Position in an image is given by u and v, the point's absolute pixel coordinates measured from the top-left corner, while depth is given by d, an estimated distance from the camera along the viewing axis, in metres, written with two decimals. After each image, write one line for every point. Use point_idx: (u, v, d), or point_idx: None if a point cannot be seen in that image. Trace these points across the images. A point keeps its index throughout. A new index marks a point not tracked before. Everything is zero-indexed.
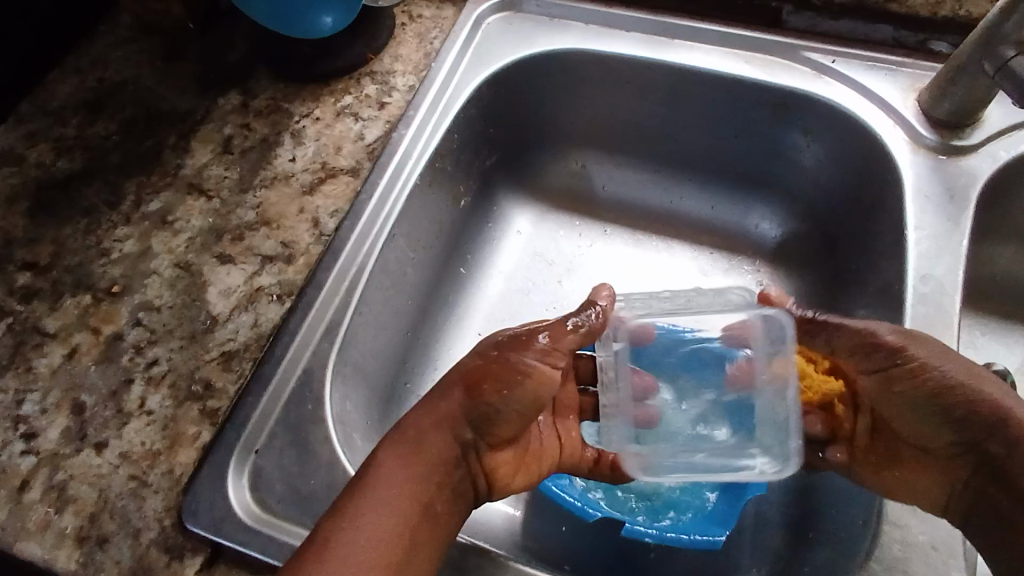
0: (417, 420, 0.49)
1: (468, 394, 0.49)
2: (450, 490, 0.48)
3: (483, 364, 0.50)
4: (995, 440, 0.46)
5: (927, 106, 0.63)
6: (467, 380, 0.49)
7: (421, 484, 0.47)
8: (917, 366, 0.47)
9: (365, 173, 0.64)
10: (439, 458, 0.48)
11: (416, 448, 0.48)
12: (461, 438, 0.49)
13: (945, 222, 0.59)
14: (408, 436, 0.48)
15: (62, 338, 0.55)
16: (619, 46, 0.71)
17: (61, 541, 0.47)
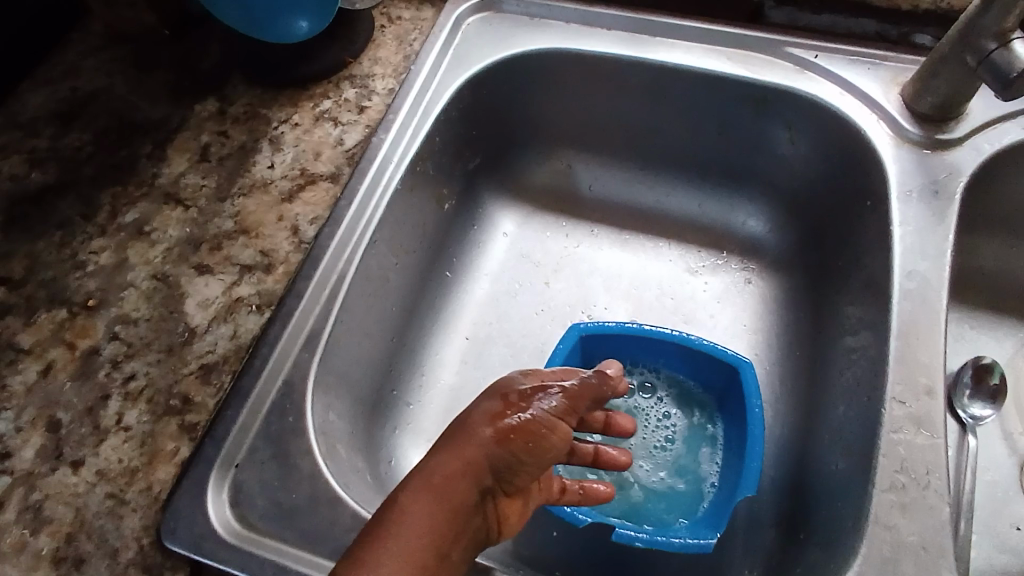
0: (442, 466, 0.45)
1: (499, 442, 0.46)
2: (466, 540, 0.45)
3: (511, 416, 0.47)
4: None
5: (910, 100, 0.62)
6: (497, 426, 0.47)
7: (441, 533, 0.43)
8: None
9: (345, 179, 0.63)
10: (459, 506, 0.44)
11: (438, 496, 0.44)
12: (482, 486, 0.46)
13: (931, 217, 0.59)
14: (432, 482, 0.44)
15: (37, 354, 0.54)
16: (599, 45, 0.70)
17: (36, 563, 0.46)
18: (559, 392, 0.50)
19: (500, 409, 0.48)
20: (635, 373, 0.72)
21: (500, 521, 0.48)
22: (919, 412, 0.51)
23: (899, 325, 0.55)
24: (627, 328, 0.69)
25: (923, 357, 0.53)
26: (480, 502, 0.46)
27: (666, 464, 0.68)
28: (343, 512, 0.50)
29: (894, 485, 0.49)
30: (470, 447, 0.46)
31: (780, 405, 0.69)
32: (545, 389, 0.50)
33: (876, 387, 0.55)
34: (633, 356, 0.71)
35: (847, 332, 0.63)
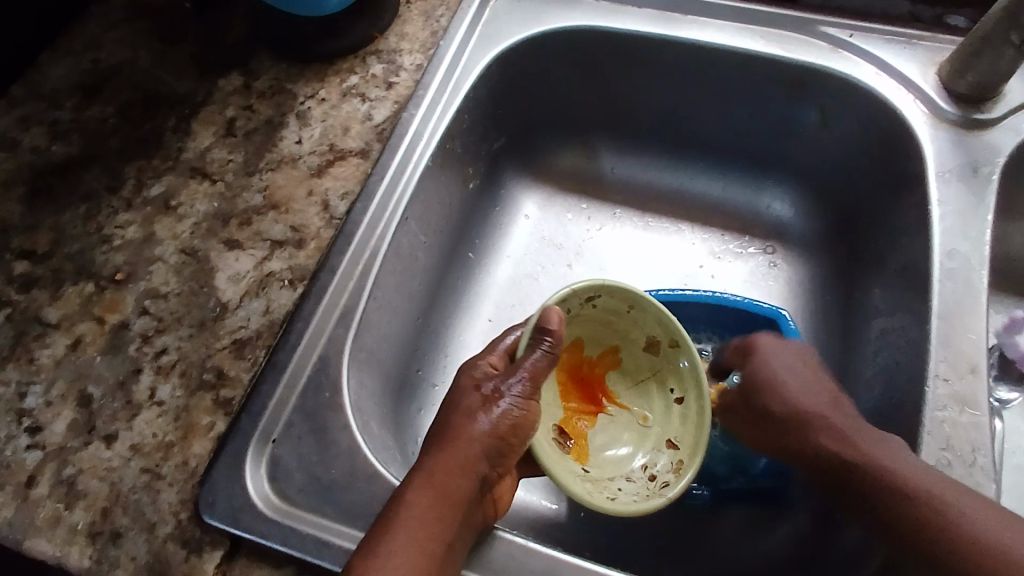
0: (439, 462, 0.46)
1: (487, 432, 0.47)
2: (469, 525, 0.46)
3: (485, 406, 0.48)
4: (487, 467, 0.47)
5: (948, 79, 0.62)
6: (479, 419, 0.47)
7: (444, 523, 0.44)
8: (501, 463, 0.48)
9: (375, 155, 0.62)
10: (458, 498, 0.45)
11: (438, 490, 0.45)
12: (478, 476, 0.47)
13: (969, 197, 0.58)
14: (431, 477, 0.45)
15: (65, 328, 0.53)
16: (631, 23, 0.68)
17: (72, 537, 0.46)
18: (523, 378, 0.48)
19: (479, 403, 0.48)
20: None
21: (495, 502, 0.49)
22: (962, 390, 0.51)
23: (940, 305, 0.54)
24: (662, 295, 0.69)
25: (965, 338, 0.53)
26: (478, 491, 0.47)
27: None
28: (383, 487, 0.49)
29: (940, 463, 0.49)
30: (462, 440, 0.47)
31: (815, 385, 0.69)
32: (511, 372, 0.49)
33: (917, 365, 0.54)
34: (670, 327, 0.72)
35: (879, 314, 0.63)
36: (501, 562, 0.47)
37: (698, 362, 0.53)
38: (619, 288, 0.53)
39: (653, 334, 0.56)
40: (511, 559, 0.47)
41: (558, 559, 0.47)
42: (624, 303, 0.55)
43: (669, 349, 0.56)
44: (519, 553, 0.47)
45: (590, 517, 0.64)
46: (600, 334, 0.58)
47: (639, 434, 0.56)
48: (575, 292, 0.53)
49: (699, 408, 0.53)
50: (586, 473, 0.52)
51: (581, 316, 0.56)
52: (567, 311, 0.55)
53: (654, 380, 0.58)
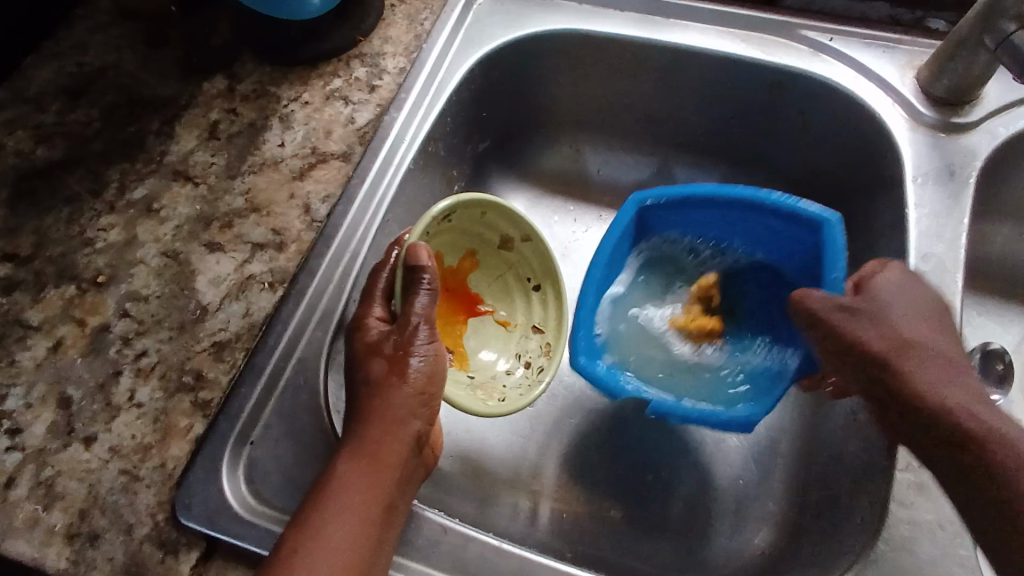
0: (369, 430, 0.47)
1: (409, 392, 0.48)
2: (406, 484, 0.48)
3: (392, 367, 0.48)
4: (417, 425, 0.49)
5: (925, 83, 0.62)
6: (398, 381, 0.48)
7: (383, 488, 0.45)
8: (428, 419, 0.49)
9: (357, 158, 0.63)
10: (395, 460, 0.47)
11: (371, 457, 0.46)
12: (410, 436, 0.48)
13: (946, 200, 0.58)
14: (364, 446, 0.46)
15: (46, 331, 0.53)
16: (612, 27, 0.69)
17: (50, 538, 0.46)
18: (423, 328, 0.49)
19: (389, 368, 0.48)
20: (702, 240, 0.68)
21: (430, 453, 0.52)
22: None
23: None
24: (694, 190, 0.63)
25: None
26: (414, 450, 0.49)
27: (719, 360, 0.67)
28: None
29: (911, 464, 0.49)
30: (388, 404, 0.48)
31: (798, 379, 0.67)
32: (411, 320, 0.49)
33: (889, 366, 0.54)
34: (697, 225, 0.67)
35: None
36: (474, 564, 0.47)
37: (551, 255, 0.61)
38: (470, 202, 0.57)
39: (504, 235, 0.62)
40: (484, 561, 0.47)
41: (531, 561, 0.47)
42: (475, 211, 0.59)
43: (519, 244, 0.63)
44: (492, 555, 0.48)
45: (572, 518, 0.62)
46: (458, 245, 0.62)
47: (507, 334, 0.64)
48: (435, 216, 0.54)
49: (555, 291, 0.62)
50: (471, 379, 0.60)
51: (443, 231, 0.59)
52: (426, 236, 0.56)
53: (509, 278, 0.64)
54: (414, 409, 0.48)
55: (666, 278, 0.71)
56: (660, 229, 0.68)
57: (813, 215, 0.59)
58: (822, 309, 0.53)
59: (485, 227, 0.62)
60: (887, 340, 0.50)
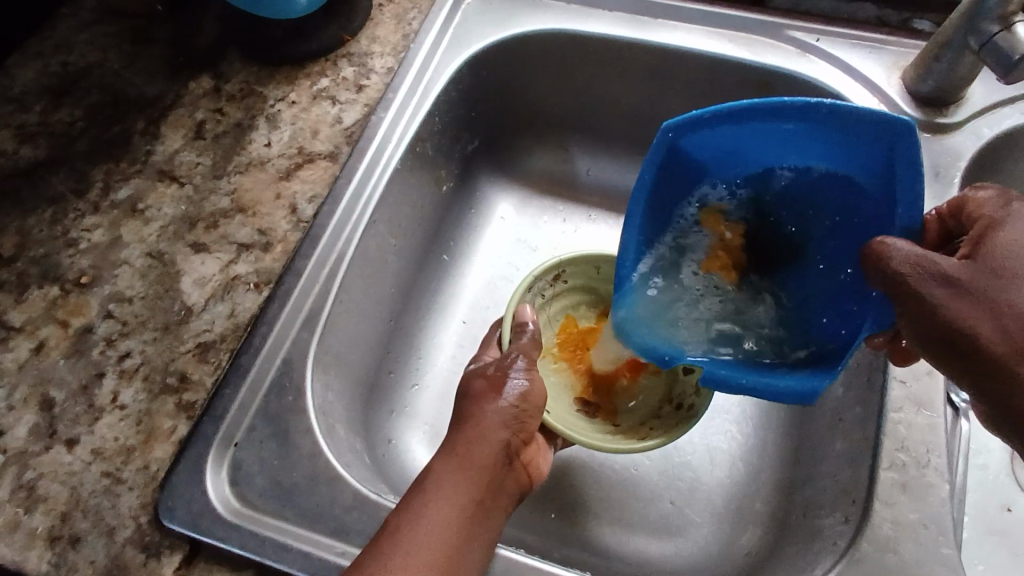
0: (463, 435, 0.47)
1: (507, 402, 0.49)
2: (501, 495, 0.46)
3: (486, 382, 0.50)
4: (513, 437, 0.48)
5: (911, 84, 0.62)
6: (494, 395, 0.49)
7: (474, 492, 0.45)
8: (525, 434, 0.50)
9: (344, 158, 0.62)
10: (484, 464, 0.46)
11: (465, 460, 0.46)
12: (505, 445, 0.48)
13: (933, 199, 0.59)
14: (455, 449, 0.46)
15: (29, 332, 0.53)
16: (600, 27, 0.69)
17: (31, 542, 0.46)
18: (521, 357, 0.52)
19: (485, 382, 0.50)
20: (743, 173, 0.52)
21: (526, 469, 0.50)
22: (919, 391, 0.52)
23: None
24: (726, 112, 0.45)
25: None
26: (505, 459, 0.47)
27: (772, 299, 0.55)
28: (344, 490, 0.49)
29: (894, 463, 0.50)
30: (482, 415, 0.48)
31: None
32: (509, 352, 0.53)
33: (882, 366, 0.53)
34: (738, 151, 0.50)
35: None
36: None
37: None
38: (577, 258, 0.63)
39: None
40: None
41: (517, 561, 0.47)
42: (590, 267, 0.64)
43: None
44: None
45: (561, 519, 0.62)
46: (595, 302, 0.66)
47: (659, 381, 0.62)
48: (541, 274, 0.62)
49: None
50: (615, 426, 0.59)
51: (561, 292, 0.65)
52: (540, 294, 0.63)
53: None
54: (511, 419, 0.49)
55: (696, 208, 0.54)
56: (691, 163, 0.50)
57: (889, 121, 0.41)
58: (913, 279, 0.39)
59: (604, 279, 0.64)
60: (999, 330, 0.39)
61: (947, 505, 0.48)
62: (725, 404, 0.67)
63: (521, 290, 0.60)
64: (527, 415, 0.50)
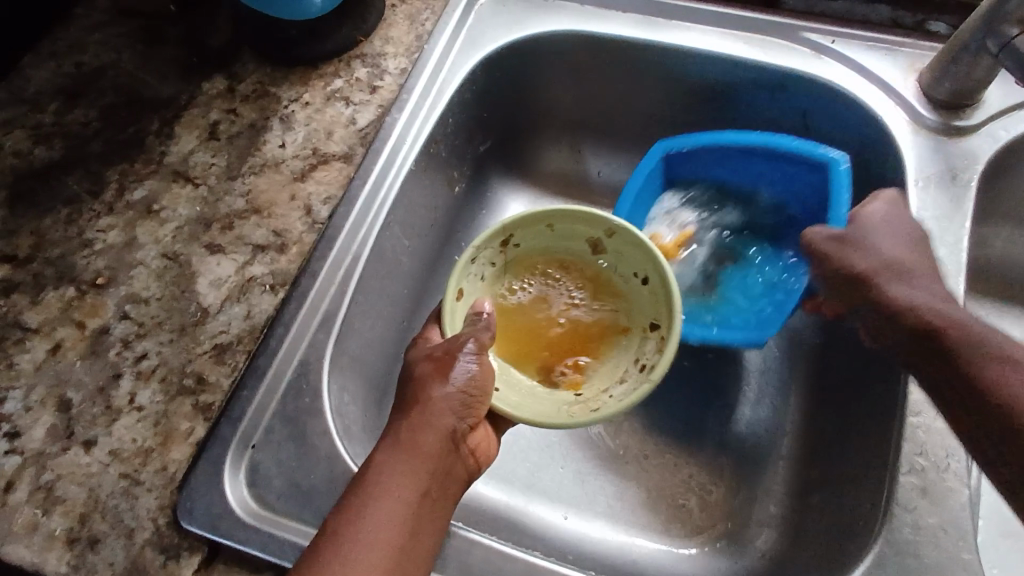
0: (408, 424, 0.44)
1: (450, 389, 0.45)
2: (446, 484, 0.44)
3: (432, 368, 0.45)
4: (455, 424, 0.45)
5: (927, 87, 0.62)
6: (438, 382, 0.45)
7: (417, 484, 0.42)
8: (473, 423, 0.46)
9: (358, 159, 0.62)
10: (428, 457, 0.43)
11: (409, 452, 0.43)
12: (450, 433, 0.45)
13: (948, 203, 0.59)
14: (400, 440, 0.44)
15: (46, 333, 0.53)
16: (614, 28, 0.68)
17: (50, 543, 0.46)
18: (472, 339, 0.45)
19: (431, 366, 0.46)
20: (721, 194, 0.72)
21: (474, 453, 0.47)
22: None
23: None
24: (747, 142, 0.66)
25: None
26: (450, 447, 0.45)
27: (720, 296, 0.71)
28: None
29: (913, 468, 0.49)
30: (427, 401, 0.45)
31: (796, 377, 0.67)
32: (460, 335, 0.46)
33: (881, 358, 0.56)
34: (720, 170, 0.70)
35: None
36: (478, 567, 0.47)
37: (640, 237, 0.49)
38: (523, 218, 0.51)
39: (589, 236, 0.52)
40: (488, 564, 0.47)
41: (536, 564, 0.47)
42: (539, 226, 0.52)
43: (609, 239, 0.52)
44: (497, 558, 0.47)
45: (574, 521, 0.62)
46: (545, 263, 0.55)
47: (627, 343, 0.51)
48: (483, 243, 0.50)
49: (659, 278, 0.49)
50: (576, 395, 0.48)
51: (510, 260, 0.54)
52: (488, 264, 0.52)
53: (611, 283, 0.54)
54: (455, 407, 0.45)
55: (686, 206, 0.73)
56: (681, 172, 0.71)
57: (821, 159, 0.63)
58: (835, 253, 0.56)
59: (562, 238, 0.53)
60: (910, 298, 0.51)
61: (968, 510, 0.48)
62: (737, 407, 0.67)
63: (461, 264, 0.49)
64: (472, 404, 0.45)
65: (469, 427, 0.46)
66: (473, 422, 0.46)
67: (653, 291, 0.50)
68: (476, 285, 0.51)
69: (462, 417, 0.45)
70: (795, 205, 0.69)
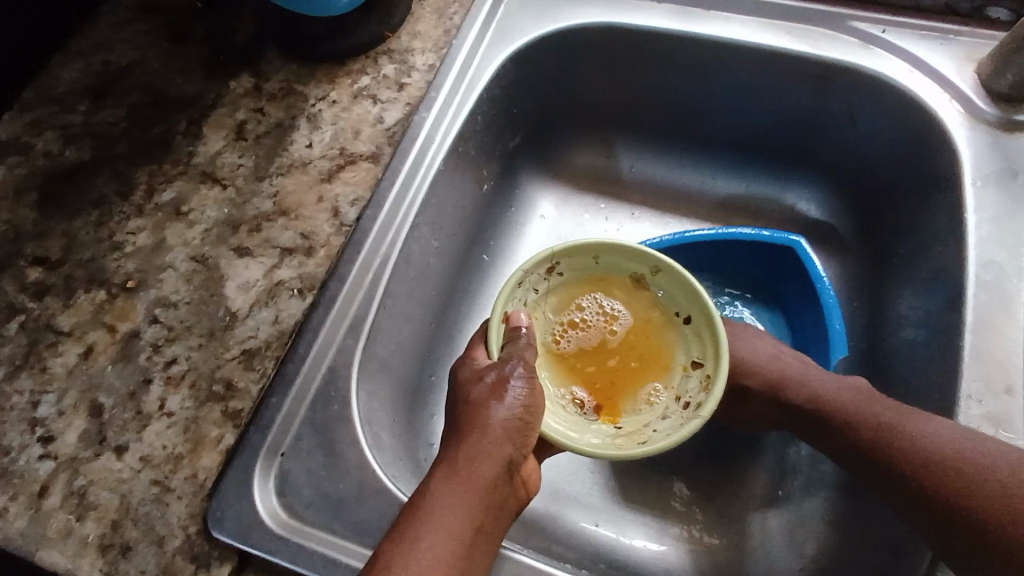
0: (465, 450, 0.44)
1: (508, 417, 0.44)
2: (498, 510, 0.44)
3: (482, 395, 0.45)
4: (513, 453, 0.44)
5: (987, 78, 0.59)
6: (495, 408, 0.45)
7: (472, 511, 0.42)
8: (527, 450, 0.46)
9: (386, 159, 0.61)
10: (484, 484, 0.43)
11: (465, 480, 0.43)
12: (507, 461, 0.44)
13: (1007, 203, 0.55)
14: (457, 467, 0.43)
15: (77, 337, 0.53)
16: (650, 19, 0.66)
17: (83, 549, 0.46)
18: (523, 364, 0.46)
19: (486, 392, 0.45)
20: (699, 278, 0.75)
21: (525, 482, 0.47)
22: (997, 410, 0.49)
23: (974, 318, 0.52)
24: (726, 236, 0.69)
25: (1000, 354, 0.50)
26: (506, 474, 0.44)
27: None
28: (390, 503, 0.48)
29: None
30: (485, 427, 0.44)
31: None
32: (507, 358, 0.46)
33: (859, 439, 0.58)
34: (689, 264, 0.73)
35: (907, 325, 0.61)
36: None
37: (687, 279, 0.50)
38: (571, 248, 0.51)
39: (633, 272, 0.53)
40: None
41: None
42: (585, 256, 0.52)
43: (653, 276, 0.52)
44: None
45: (605, 529, 0.63)
46: (587, 295, 0.55)
47: (669, 378, 0.51)
48: (530, 268, 0.50)
49: (712, 319, 0.49)
50: (617, 429, 0.49)
51: (552, 287, 0.53)
52: (533, 291, 0.52)
53: (647, 322, 0.54)
54: (514, 436, 0.44)
55: None
56: None
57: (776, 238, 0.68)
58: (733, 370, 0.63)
59: (607, 269, 0.53)
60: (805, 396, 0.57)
61: None
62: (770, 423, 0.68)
63: (508, 287, 0.49)
64: (528, 431, 0.45)
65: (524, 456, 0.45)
66: (527, 452, 0.46)
67: (697, 331, 0.50)
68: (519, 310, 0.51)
69: (518, 445, 0.45)
70: (764, 285, 0.73)
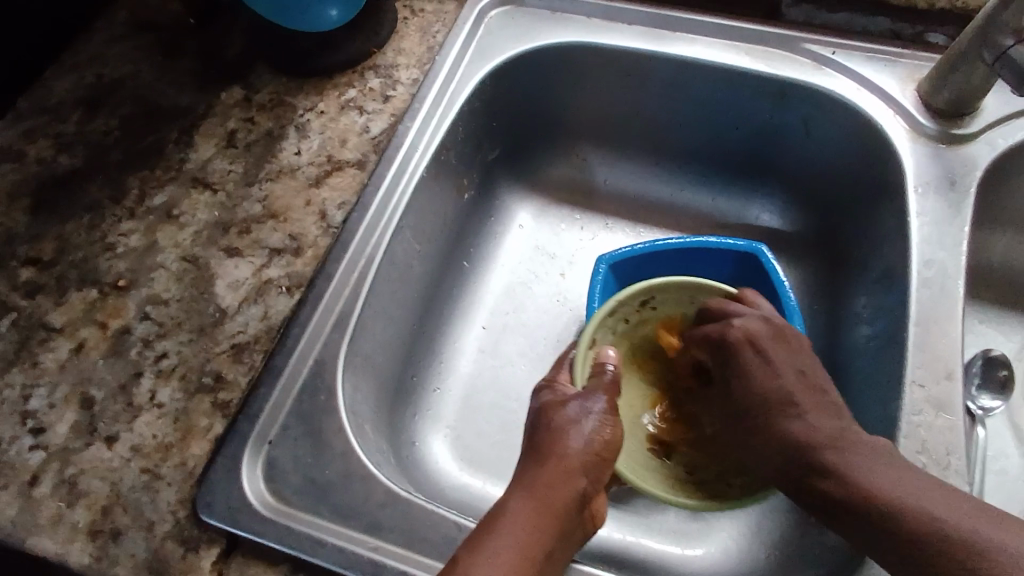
0: (543, 474, 0.48)
1: (585, 448, 0.49)
2: (569, 538, 0.46)
3: (561, 427, 0.50)
4: (587, 483, 0.48)
5: (926, 96, 0.64)
6: (574, 439, 0.49)
7: (545, 531, 0.45)
8: (598, 485, 0.49)
9: (371, 166, 0.64)
10: (560, 507, 0.46)
11: (542, 501, 0.46)
12: (580, 489, 0.48)
13: (947, 209, 0.60)
14: (536, 490, 0.47)
15: (69, 333, 0.55)
16: (620, 40, 0.71)
17: (73, 535, 0.47)
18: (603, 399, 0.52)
19: (564, 425, 0.50)
20: None
21: (594, 519, 0.49)
22: (939, 395, 0.53)
23: (919, 313, 0.56)
24: (692, 245, 0.71)
25: (942, 345, 0.54)
26: (580, 503, 0.48)
27: None
28: (375, 488, 0.51)
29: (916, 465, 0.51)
30: (563, 455, 0.48)
31: None
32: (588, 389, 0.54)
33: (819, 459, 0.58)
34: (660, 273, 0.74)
35: (863, 322, 0.65)
36: None
37: None
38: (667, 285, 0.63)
39: None
40: None
41: None
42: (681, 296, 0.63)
43: None
44: None
45: None
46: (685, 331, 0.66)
47: None
48: (622, 301, 0.63)
49: None
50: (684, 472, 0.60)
51: (648, 318, 0.65)
52: (626, 321, 0.65)
53: None
54: (587, 468, 0.49)
55: None
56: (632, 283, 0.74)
57: (737, 246, 0.71)
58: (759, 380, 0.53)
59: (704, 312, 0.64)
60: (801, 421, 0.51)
61: None
62: None
63: (600, 317, 0.62)
64: (599, 466, 0.49)
65: (594, 488, 0.49)
66: (597, 486, 0.49)
67: None
68: (609, 336, 0.64)
69: (591, 478, 0.48)
70: None
